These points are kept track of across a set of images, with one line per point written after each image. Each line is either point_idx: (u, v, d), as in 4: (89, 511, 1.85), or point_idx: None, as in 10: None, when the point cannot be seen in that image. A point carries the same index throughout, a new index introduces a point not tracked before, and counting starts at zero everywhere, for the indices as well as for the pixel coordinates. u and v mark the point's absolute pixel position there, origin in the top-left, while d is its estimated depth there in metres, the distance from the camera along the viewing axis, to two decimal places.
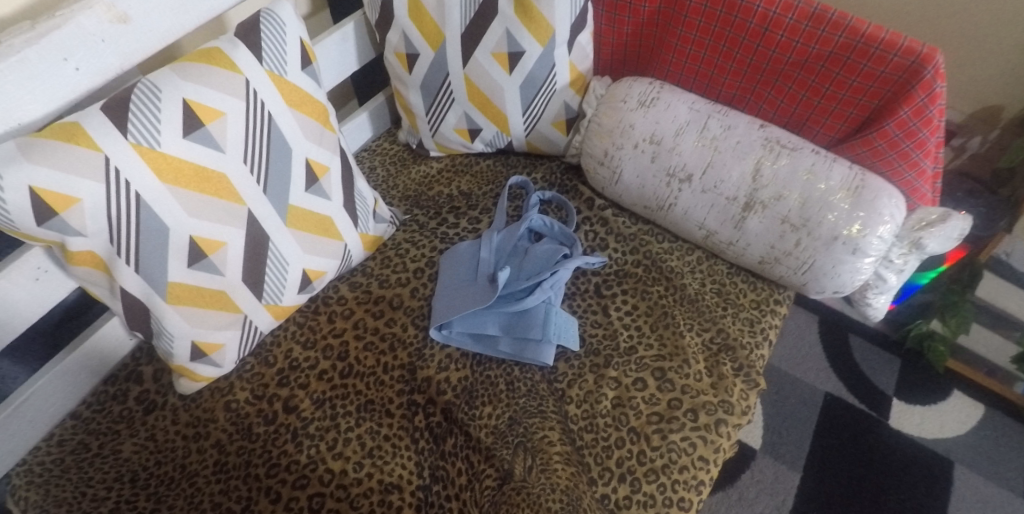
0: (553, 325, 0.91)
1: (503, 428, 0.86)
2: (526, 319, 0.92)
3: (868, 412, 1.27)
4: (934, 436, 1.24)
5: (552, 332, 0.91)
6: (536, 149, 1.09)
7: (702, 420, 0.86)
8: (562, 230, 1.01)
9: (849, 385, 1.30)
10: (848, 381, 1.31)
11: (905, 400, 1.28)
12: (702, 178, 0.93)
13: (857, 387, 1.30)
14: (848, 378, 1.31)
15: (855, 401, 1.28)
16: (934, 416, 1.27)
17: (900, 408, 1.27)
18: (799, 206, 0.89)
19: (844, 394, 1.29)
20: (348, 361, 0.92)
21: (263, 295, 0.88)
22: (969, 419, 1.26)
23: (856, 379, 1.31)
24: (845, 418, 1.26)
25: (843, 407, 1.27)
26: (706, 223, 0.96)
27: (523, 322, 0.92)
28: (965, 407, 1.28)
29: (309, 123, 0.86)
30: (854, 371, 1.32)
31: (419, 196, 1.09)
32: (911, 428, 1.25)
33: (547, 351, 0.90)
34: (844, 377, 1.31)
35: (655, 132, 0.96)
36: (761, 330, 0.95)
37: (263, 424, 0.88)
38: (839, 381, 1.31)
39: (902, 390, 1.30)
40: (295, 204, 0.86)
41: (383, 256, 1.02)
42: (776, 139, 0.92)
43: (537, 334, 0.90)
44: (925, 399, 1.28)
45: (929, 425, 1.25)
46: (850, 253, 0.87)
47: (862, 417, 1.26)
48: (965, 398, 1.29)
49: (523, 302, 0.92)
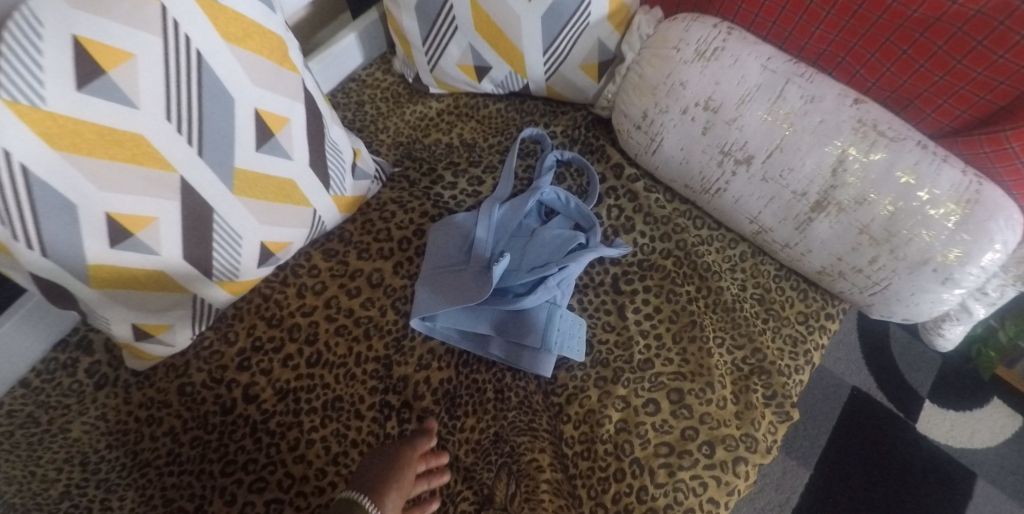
0: (556, 332, 0.76)
1: (487, 446, 0.75)
2: (524, 322, 0.77)
3: (895, 412, 1.15)
4: (962, 447, 1.12)
5: (555, 340, 0.76)
6: (559, 96, 0.89)
7: (718, 456, 0.73)
8: (579, 208, 0.82)
9: (881, 380, 1.17)
10: (881, 377, 1.17)
11: (939, 403, 1.15)
12: (765, 163, 0.74)
13: (888, 383, 1.17)
14: (881, 373, 1.18)
15: (884, 399, 1.16)
16: (966, 424, 1.14)
17: (930, 411, 1.15)
18: (886, 216, 0.69)
19: (874, 390, 1.16)
20: (317, 347, 0.79)
21: (212, 272, 0.73)
22: (1004, 431, 1.13)
23: (890, 374, 1.17)
24: (869, 417, 1.14)
25: (870, 404, 1.15)
26: (759, 217, 0.77)
27: (520, 324, 0.77)
28: (1002, 418, 1.14)
29: (256, 62, 0.67)
30: (889, 366, 1.18)
31: (412, 144, 0.91)
32: (938, 434, 1.13)
33: (546, 364, 0.76)
34: (876, 372, 1.18)
35: (712, 96, 0.74)
36: (804, 352, 0.79)
37: (220, 414, 0.76)
38: (871, 375, 1.18)
39: (937, 391, 1.16)
40: (243, 167, 0.69)
41: (365, 218, 0.85)
42: (872, 122, 0.70)
43: (535, 342, 0.76)
44: (960, 404, 1.15)
45: (959, 434, 1.13)
46: (938, 282, 0.69)
47: (887, 416, 1.14)
48: (1006, 407, 1.15)
49: (523, 302, 0.76)
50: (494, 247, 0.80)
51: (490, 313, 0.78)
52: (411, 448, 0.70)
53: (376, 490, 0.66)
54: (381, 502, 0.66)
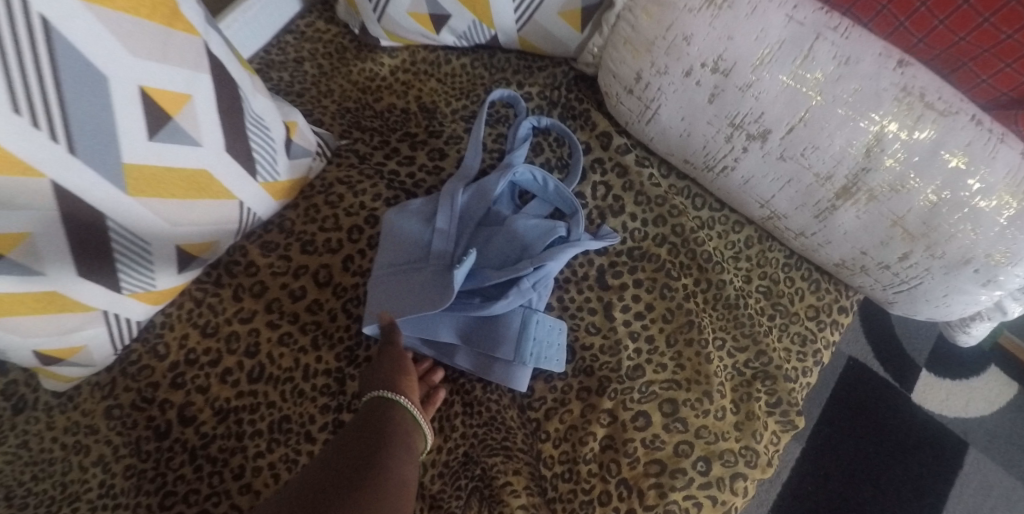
0: (532, 343, 0.66)
1: (455, 468, 0.65)
2: (494, 330, 0.66)
3: (890, 382, 1.01)
4: (957, 417, 1.00)
5: (530, 352, 0.66)
6: (533, 48, 0.75)
7: (714, 473, 0.63)
8: (558, 192, 0.71)
9: (878, 349, 1.03)
10: (879, 346, 1.04)
11: (934, 372, 1.02)
12: (784, 140, 0.61)
13: (886, 352, 1.03)
14: (877, 340, 1.04)
15: (880, 369, 1.02)
16: (962, 392, 1.01)
17: (926, 381, 1.02)
18: (927, 208, 0.57)
19: (868, 358, 1.03)
20: (258, 359, 0.68)
21: (121, 285, 0.61)
22: (1000, 399, 1.00)
23: (888, 342, 1.04)
24: (863, 388, 1.01)
25: (866, 375, 1.02)
26: (772, 202, 0.66)
27: (488, 332, 0.66)
28: (997, 386, 1.01)
29: (132, 25, 0.52)
30: (888, 333, 1.04)
31: (360, 110, 0.78)
32: (932, 404, 1.01)
33: (520, 378, 0.66)
34: (872, 339, 1.04)
35: (722, 55, 0.60)
36: (814, 352, 0.69)
37: (154, 439, 0.66)
38: (868, 344, 1.04)
39: (934, 359, 1.03)
40: (135, 162, 0.55)
41: (308, 204, 0.72)
42: (918, 91, 0.56)
43: (508, 354, 0.65)
44: (957, 372, 1.02)
45: (954, 402, 1.00)
46: (979, 284, 0.59)
47: (882, 387, 1.01)
48: (1003, 374, 1.02)
49: (492, 308, 0.65)
50: (458, 242, 0.68)
51: (455, 319, 0.67)
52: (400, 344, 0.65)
53: (393, 383, 0.61)
54: (404, 390, 0.61)
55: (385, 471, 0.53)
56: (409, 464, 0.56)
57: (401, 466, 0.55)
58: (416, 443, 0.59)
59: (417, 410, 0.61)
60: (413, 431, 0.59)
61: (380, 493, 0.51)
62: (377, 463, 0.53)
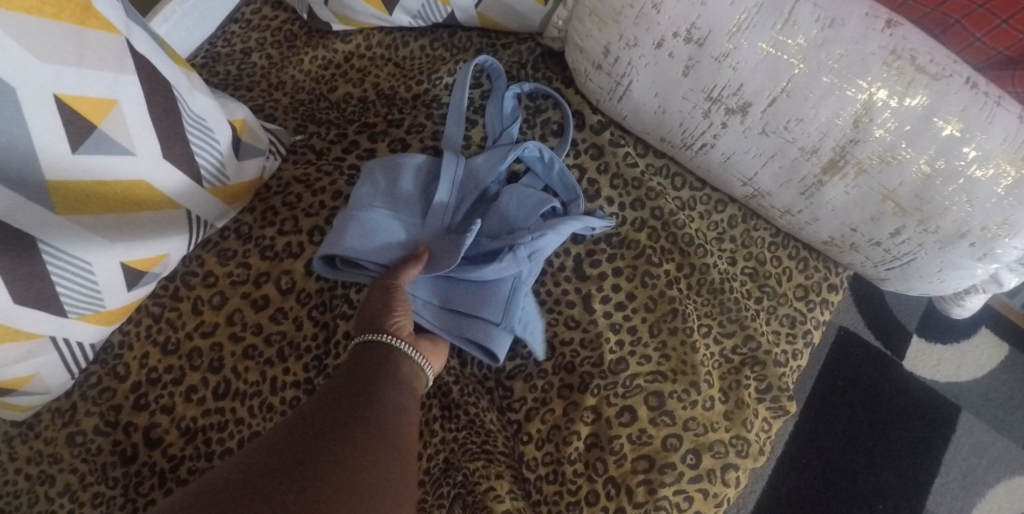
0: (520, 312, 0.61)
1: (437, 475, 0.62)
2: (480, 292, 0.61)
3: (883, 351, 0.99)
4: (949, 381, 0.98)
5: (518, 318, 0.61)
6: (494, 24, 0.71)
7: (705, 465, 0.60)
8: (561, 176, 0.66)
9: (870, 318, 1.01)
10: (870, 316, 1.01)
11: (925, 337, 1.00)
12: (765, 113, 0.56)
13: (878, 322, 1.01)
14: (868, 309, 1.02)
15: (873, 338, 1.00)
16: (953, 357, 0.99)
17: (918, 346, 1.00)
18: (919, 181, 0.53)
19: (861, 328, 1.01)
20: (223, 374, 0.64)
21: (67, 309, 0.57)
22: (993, 361, 0.99)
23: (880, 312, 1.01)
24: (856, 358, 0.99)
25: (859, 345, 1.00)
26: (755, 180, 0.62)
27: (473, 292, 0.61)
28: (988, 348, 0.99)
29: (38, 28, 0.47)
30: (879, 303, 1.02)
31: (314, 103, 0.75)
32: (925, 370, 0.99)
33: (502, 344, 0.60)
34: (864, 310, 1.02)
35: (695, 23, 0.55)
36: (803, 333, 0.66)
37: (121, 465, 0.62)
38: (860, 313, 1.01)
39: (925, 324, 1.01)
40: (59, 178, 0.50)
41: (265, 207, 0.69)
42: (909, 54, 0.52)
43: (494, 315, 0.60)
44: (949, 336, 1.00)
45: (946, 367, 0.99)
46: (973, 258, 0.55)
47: (874, 355, 0.99)
48: (995, 335, 1.00)
49: (484, 271, 0.59)
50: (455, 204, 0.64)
51: (437, 279, 0.62)
52: (394, 279, 0.58)
53: (381, 322, 0.55)
54: (390, 328, 0.55)
55: (382, 404, 0.48)
56: (406, 401, 0.51)
57: (398, 400, 0.50)
58: (413, 386, 0.54)
59: (406, 347, 0.55)
60: (407, 367, 0.54)
61: (381, 425, 0.47)
62: (380, 393, 0.49)
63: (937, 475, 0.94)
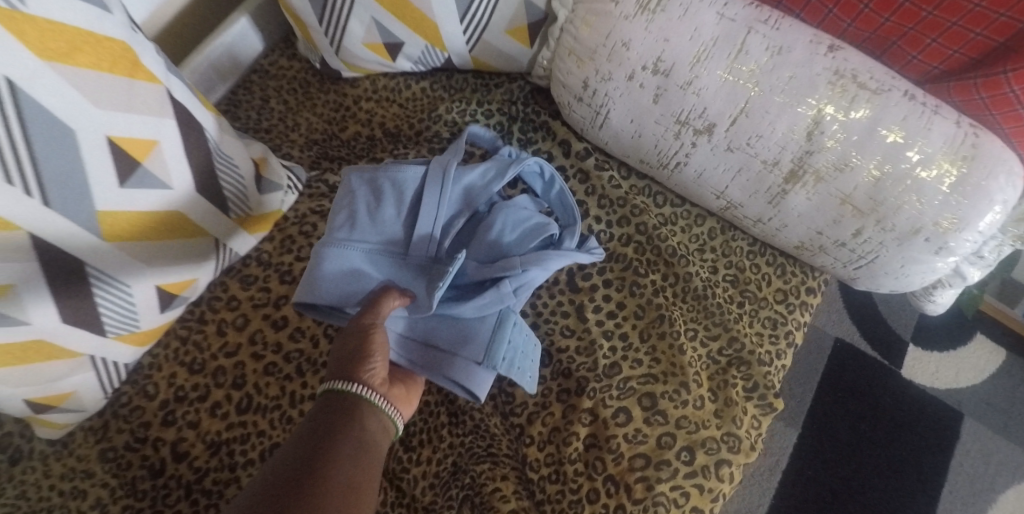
0: (506, 346, 0.64)
1: (445, 478, 0.66)
2: (466, 329, 0.65)
3: (880, 360, 1.03)
4: (949, 388, 1.01)
5: (502, 357, 0.64)
6: (487, 66, 0.79)
7: (698, 461, 0.64)
8: (561, 196, 0.73)
9: (863, 328, 1.05)
10: (863, 327, 1.05)
11: (923, 346, 1.04)
12: (729, 132, 0.63)
13: (871, 332, 1.05)
14: (861, 320, 1.06)
15: (868, 348, 1.04)
16: (951, 364, 1.03)
17: (914, 356, 1.03)
18: (871, 184, 0.59)
19: (856, 339, 1.04)
20: (246, 390, 0.69)
21: (106, 329, 0.63)
22: (989, 367, 1.02)
23: (874, 324, 1.05)
24: (852, 368, 1.02)
25: (855, 357, 1.03)
26: (727, 192, 0.68)
27: (459, 331, 0.65)
28: (985, 354, 1.03)
29: (94, 80, 0.54)
30: (871, 315, 1.06)
31: (328, 142, 0.83)
32: (924, 377, 1.02)
33: (481, 383, 0.64)
34: (857, 321, 1.05)
35: (661, 56, 0.63)
36: (784, 335, 0.71)
37: (149, 478, 0.66)
38: (854, 325, 1.05)
39: (921, 334, 1.05)
40: (108, 208, 0.57)
41: (284, 236, 0.76)
42: (850, 73, 0.59)
43: (477, 354, 0.64)
44: (944, 343, 1.04)
45: (945, 374, 1.02)
46: (932, 253, 0.60)
47: (869, 364, 1.02)
48: (990, 341, 1.04)
49: (467, 306, 0.65)
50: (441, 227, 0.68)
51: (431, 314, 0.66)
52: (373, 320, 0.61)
53: (354, 371, 0.58)
54: (363, 379, 0.58)
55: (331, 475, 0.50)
56: (361, 469, 0.52)
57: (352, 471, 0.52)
58: (376, 446, 0.56)
59: (377, 397, 0.58)
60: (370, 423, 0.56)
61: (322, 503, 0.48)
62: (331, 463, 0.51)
63: (943, 483, 0.95)
